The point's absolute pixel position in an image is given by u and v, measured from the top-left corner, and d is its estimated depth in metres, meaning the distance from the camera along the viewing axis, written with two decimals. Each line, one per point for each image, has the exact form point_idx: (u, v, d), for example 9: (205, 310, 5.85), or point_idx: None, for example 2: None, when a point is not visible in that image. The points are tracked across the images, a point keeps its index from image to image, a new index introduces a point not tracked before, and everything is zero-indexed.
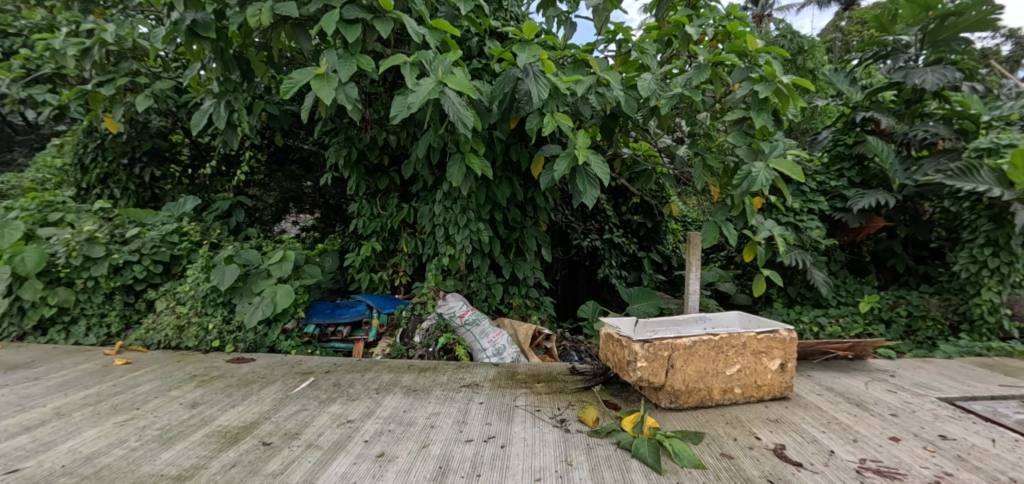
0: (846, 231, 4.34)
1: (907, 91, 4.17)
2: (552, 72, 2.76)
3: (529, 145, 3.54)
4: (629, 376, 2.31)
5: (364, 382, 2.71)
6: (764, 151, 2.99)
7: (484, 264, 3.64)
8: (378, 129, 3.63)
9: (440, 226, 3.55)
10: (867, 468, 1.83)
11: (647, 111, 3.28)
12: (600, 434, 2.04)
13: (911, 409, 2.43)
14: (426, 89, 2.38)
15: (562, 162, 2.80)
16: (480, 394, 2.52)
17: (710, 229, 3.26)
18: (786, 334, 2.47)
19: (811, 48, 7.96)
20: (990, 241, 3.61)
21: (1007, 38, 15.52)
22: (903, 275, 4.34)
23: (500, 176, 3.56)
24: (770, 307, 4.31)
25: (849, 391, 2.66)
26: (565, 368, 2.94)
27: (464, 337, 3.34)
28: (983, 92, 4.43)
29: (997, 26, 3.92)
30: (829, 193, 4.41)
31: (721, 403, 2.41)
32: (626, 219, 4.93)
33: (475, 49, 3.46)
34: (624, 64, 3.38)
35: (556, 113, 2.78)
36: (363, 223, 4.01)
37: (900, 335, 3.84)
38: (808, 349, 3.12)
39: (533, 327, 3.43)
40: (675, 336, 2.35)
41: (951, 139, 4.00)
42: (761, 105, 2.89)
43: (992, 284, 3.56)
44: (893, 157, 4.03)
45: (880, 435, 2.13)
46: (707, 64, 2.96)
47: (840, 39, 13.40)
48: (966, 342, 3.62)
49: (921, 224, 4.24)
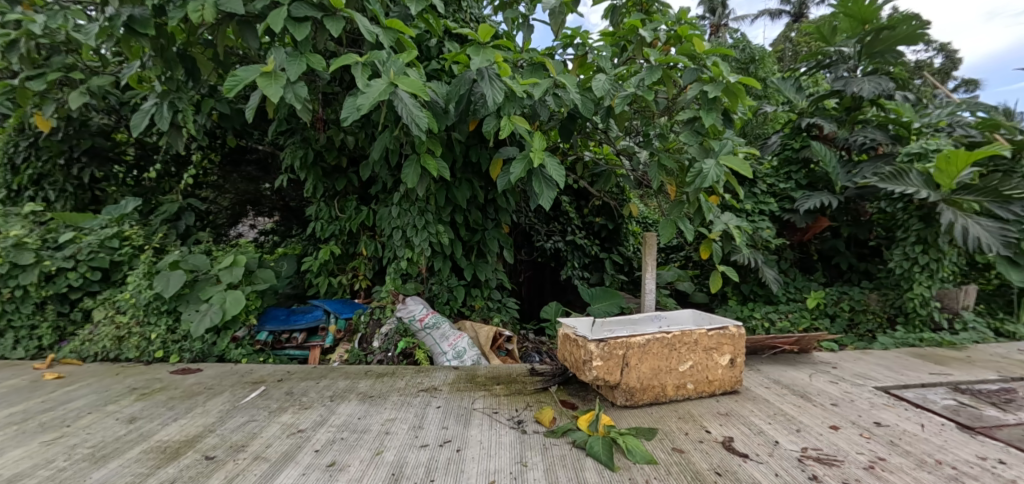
0: (793, 231, 4.55)
1: (847, 99, 4.40)
2: (508, 74, 2.74)
3: (489, 146, 3.52)
4: (585, 376, 2.34)
5: (318, 390, 2.63)
6: (715, 149, 3.09)
7: (445, 267, 3.61)
8: (336, 129, 3.56)
9: (399, 229, 3.47)
10: (808, 457, 1.92)
11: (603, 112, 3.31)
12: (557, 434, 2.05)
13: (850, 399, 2.57)
14: (378, 90, 2.33)
15: (518, 165, 2.82)
16: (437, 398, 2.49)
17: (667, 226, 3.30)
18: (735, 329, 2.55)
19: (762, 58, 8.34)
20: (920, 239, 3.87)
21: (937, 53, 16.64)
22: (847, 272, 4.59)
23: (460, 177, 3.53)
24: (725, 304, 4.48)
25: (795, 384, 2.78)
26: (525, 369, 2.96)
27: (424, 341, 3.30)
28: (914, 101, 4.74)
29: (926, 40, 4.21)
30: (779, 195, 4.63)
31: (674, 399, 2.47)
32: (588, 220, 4.99)
33: (434, 50, 3.45)
34: (580, 67, 3.42)
35: (512, 116, 2.80)
36: (320, 226, 3.90)
37: (844, 329, 4.06)
38: (757, 344, 3.25)
39: (494, 329, 3.42)
40: (629, 335, 2.40)
41: (888, 145, 4.26)
42: (710, 105, 2.97)
43: (923, 280, 3.80)
44: (835, 161, 4.25)
45: (821, 424, 2.24)
46: (658, 65, 3.04)
47: (791, 50, 14.15)
48: (902, 334, 3.84)
49: (862, 224, 4.47)
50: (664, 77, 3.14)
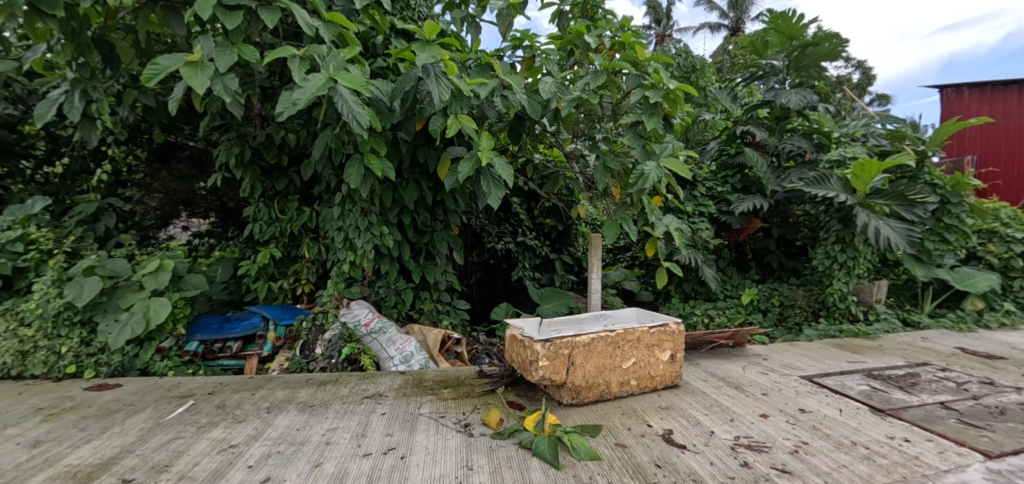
0: (730, 232, 4.82)
1: (777, 109, 4.69)
2: (455, 73, 2.72)
3: (437, 146, 3.48)
4: (532, 376, 2.36)
5: (253, 401, 2.50)
6: (656, 152, 3.20)
7: (392, 270, 3.53)
8: (275, 126, 3.41)
9: (342, 231, 3.36)
10: (740, 445, 2.03)
11: (550, 114, 3.35)
12: (503, 436, 2.06)
13: (779, 388, 2.73)
14: (316, 85, 2.25)
15: (466, 164, 2.80)
16: (383, 405, 2.44)
17: (612, 227, 3.39)
18: (675, 326, 2.65)
19: (702, 68, 8.76)
20: (839, 238, 4.20)
21: (855, 69, 18.10)
22: (778, 269, 4.90)
23: (407, 177, 3.47)
24: (669, 302, 4.66)
25: (730, 376, 2.93)
26: (474, 372, 2.94)
27: (369, 346, 3.21)
28: (835, 112, 5.13)
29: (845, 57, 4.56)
30: (716, 198, 4.86)
31: (618, 395, 2.54)
32: (538, 221, 5.05)
33: (380, 47, 3.35)
34: (528, 69, 3.43)
35: (459, 115, 2.77)
36: (259, 228, 3.70)
37: (774, 322, 4.33)
38: (696, 340, 3.40)
39: (443, 332, 3.38)
40: (574, 334, 2.44)
41: (812, 152, 4.59)
42: (651, 110, 3.08)
43: (842, 276, 4.13)
44: (766, 167, 4.53)
45: (752, 413, 2.37)
46: (603, 70, 3.11)
47: (729, 61, 14.97)
48: (824, 326, 4.14)
49: (790, 225, 4.78)
50: (609, 82, 3.22)
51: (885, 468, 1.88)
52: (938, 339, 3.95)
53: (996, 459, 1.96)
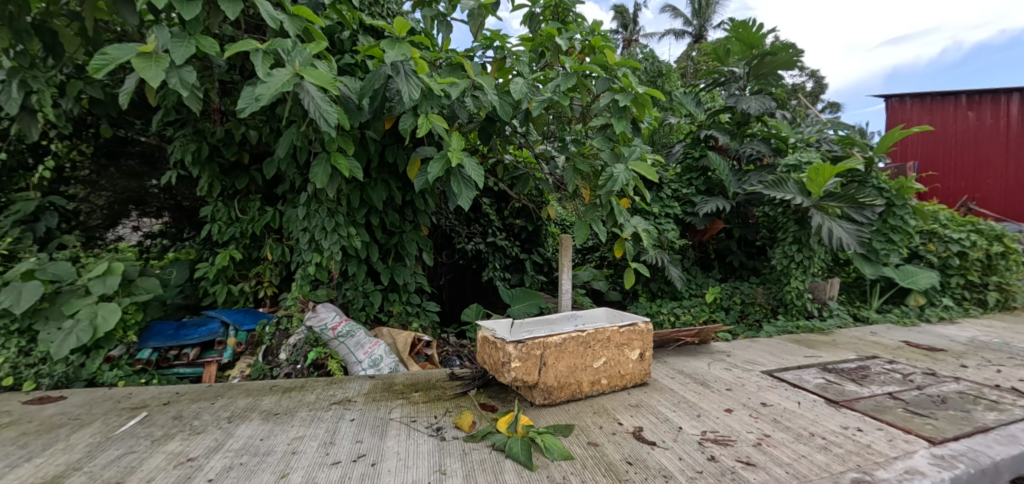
0: (695, 232, 4.97)
1: (738, 114, 4.84)
2: (425, 72, 2.69)
3: (406, 146, 3.43)
4: (504, 378, 2.35)
5: (213, 411, 2.40)
6: (625, 155, 3.26)
7: (360, 271, 3.46)
8: (235, 122, 3.28)
9: (307, 232, 3.26)
10: (707, 439, 2.09)
11: (521, 115, 3.36)
12: (476, 438, 2.04)
13: (742, 383, 2.83)
14: (280, 80, 2.18)
15: (436, 164, 2.77)
16: (351, 411, 2.38)
17: (582, 228, 3.42)
18: (643, 325, 2.70)
19: (668, 73, 8.99)
20: (796, 239, 4.39)
21: (809, 77, 18.95)
22: (739, 269, 5.08)
23: (375, 177, 3.40)
24: (636, 301, 4.75)
25: (696, 373, 3.01)
26: (445, 374, 2.91)
27: (337, 350, 3.13)
28: (792, 118, 5.36)
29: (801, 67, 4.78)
30: (681, 199, 4.99)
31: (589, 394, 2.57)
32: (508, 222, 5.04)
33: (347, 43, 3.24)
34: (498, 70, 3.42)
35: (430, 114, 2.73)
36: (217, 229, 3.54)
37: (736, 319, 4.48)
38: (664, 338, 3.48)
39: (413, 334, 3.33)
40: (546, 335, 2.45)
41: (771, 156, 4.76)
42: (620, 114, 3.13)
43: (798, 274, 4.31)
44: (728, 170, 4.67)
45: (718, 408, 2.44)
46: (573, 73, 3.14)
47: (692, 67, 15.43)
48: (783, 323, 4.32)
49: (750, 226, 4.95)
50: (579, 85, 3.25)
51: (840, 457, 1.97)
52: (886, 333, 4.17)
53: (939, 445, 2.08)
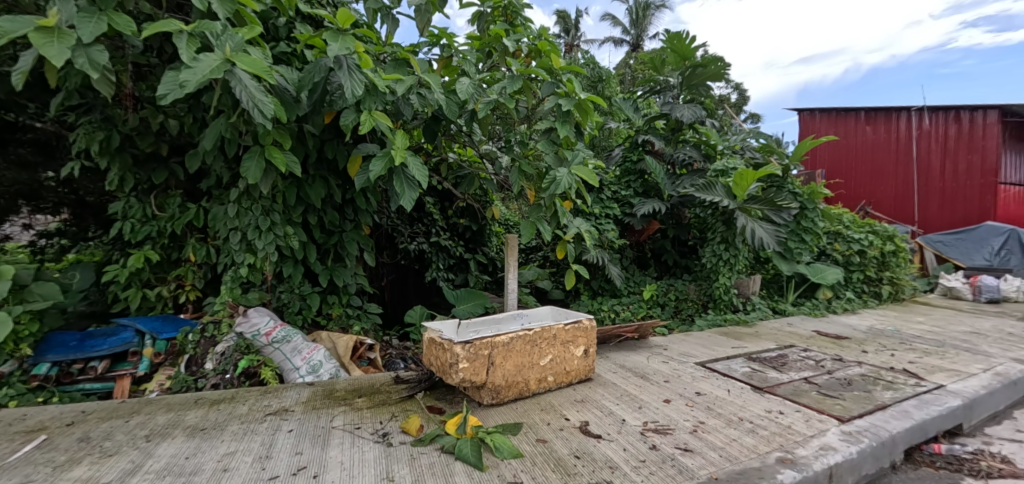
0: (632, 232, 5.17)
1: (672, 121, 5.10)
2: (369, 66, 2.59)
3: (347, 142, 3.30)
4: (452, 379, 2.32)
5: (128, 430, 2.18)
6: (568, 159, 3.32)
7: (295, 273, 3.28)
8: (152, 110, 2.99)
9: (237, 231, 3.05)
10: (648, 430, 2.17)
11: (467, 115, 3.33)
12: (424, 442, 2.00)
13: (678, 375, 2.96)
14: (208, 66, 2.01)
15: (379, 162, 2.68)
16: (289, 421, 2.25)
17: (527, 228, 3.43)
18: (588, 322, 2.77)
19: (607, 78, 9.27)
20: (723, 239, 4.67)
21: (734, 89, 20.26)
22: (673, 267, 5.37)
23: (313, 174, 3.24)
24: (578, 299, 4.85)
25: (636, 366, 3.12)
26: (389, 378, 2.83)
27: (271, 357, 2.95)
28: (720, 126, 5.71)
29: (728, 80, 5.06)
30: (621, 201, 5.15)
31: (537, 392, 2.59)
32: (452, 221, 4.98)
33: (282, 31, 3.08)
34: (445, 68, 3.37)
35: (373, 110, 2.64)
36: (130, 228, 3.22)
37: (671, 314, 4.70)
38: (605, 334, 3.58)
39: (354, 338, 3.20)
40: (494, 335, 2.45)
41: (701, 162, 5.05)
42: (564, 118, 3.19)
43: (725, 272, 4.60)
44: (663, 174, 4.90)
45: (657, 399, 2.54)
46: (519, 76, 3.16)
47: (630, 74, 16.04)
48: (712, 316, 4.58)
49: (683, 227, 5.22)
50: (524, 88, 3.27)
51: (766, 438, 2.11)
52: (801, 324, 4.54)
53: (847, 422, 2.29)
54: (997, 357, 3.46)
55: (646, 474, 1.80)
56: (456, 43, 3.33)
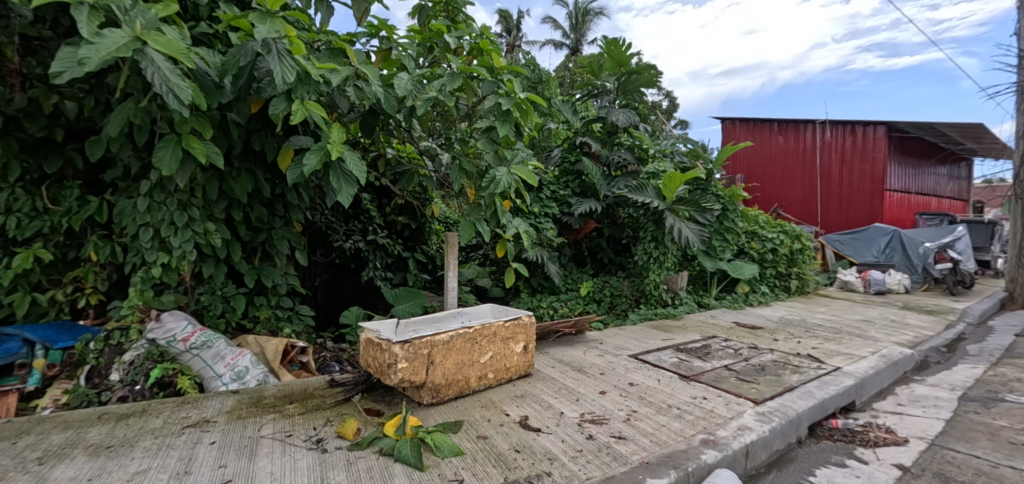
0: (570, 231, 5.31)
1: (608, 125, 5.29)
2: (302, 54, 2.47)
3: (277, 134, 3.12)
4: (390, 380, 2.27)
5: (15, 453, 1.93)
6: (507, 158, 3.34)
7: (217, 273, 3.06)
8: (43, 90, 2.66)
9: (150, 228, 2.80)
10: (585, 421, 2.23)
11: (405, 111, 3.26)
12: (362, 446, 1.94)
13: (613, 367, 3.08)
14: (115, 43, 1.84)
15: (312, 156, 2.56)
16: (211, 432, 2.10)
17: (467, 227, 3.40)
18: (527, 319, 2.80)
19: (547, 80, 9.42)
20: (654, 237, 4.91)
21: (665, 96, 21.33)
22: (608, 264, 5.56)
23: (238, 166, 3.04)
24: (518, 296, 4.91)
25: (573, 361, 3.20)
26: (323, 382, 2.71)
27: (190, 365, 2.74)
28: (653, 131, 5.99)
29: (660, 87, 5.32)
30: (559, 200, 5.26)
31: (477, 389, 2.59)
32: (390, 219, 4.86)
33: (203, 11, 2.85)
34: (383, 61, 3.27)
35: (306, 101, 2.51)
36: (15, 222, 2.84)
37: (607, 310, 4.88)
38: (543, 330, 3.68)
39: (285, 341, 3.01)
40: (433, 333, 2.42)
41: (634, 164, 5.27)
42: (504, 117, 3.21)
43: (655, 269, 4.84)
44: (599, 175, 5.07)
45: (593, 391, 2.63)
46: (459, 73, 3.14)
47: (569, 77, 16.46)
48: (644, 311, 4.80)
49: (618, 226, 5.44)
50: (465, 85, 3.25)
51: (692, 422, 2.25)
52: (723, 317, 4.87)
53: (762, 404, 2.49)
54: (882, 341, 3.91)
55: (583, 463, 1.86)
56: (395, 36, 3.25)
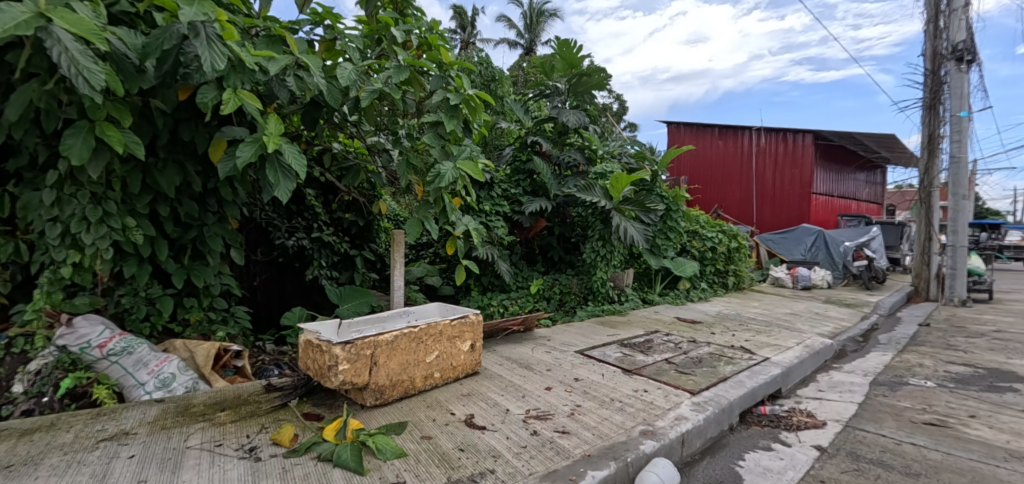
0: (521, 229, 5.35)
1: (559, 125, 5.35)
2: (234, 40, 2.33)
3: (208, 124, 2.93)
4: (330, 382, 2.19)
5: None
6: (454, 154, 3.30)
7: (141, 273, 2.85)
8: None
9: (60, 224, 2.55)
10: (530, 417, 2.25)
11: (350, 103, 3.15)
12: (298, 453, 1.86)
13: (559, 363, 3.13)
14: (13, 19, 1.66)
15: (246, 148, 2.42)
16: (129, 445, 1.95)
17: (414, 224, 3.31)
18: (474, 317, 2.78)
19: (501, 78, 9.42)
20: (601, 236, 5.03)
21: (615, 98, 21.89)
22: (558, 262, 5.63)
23: (165, 158, 2.83)
24: (468, 295, 4.88)
25: (521, 358, 3.22)
26: (259, 386, 2.58)
27: (107, 373, 2.53)
28: (602, 132, 6.13)
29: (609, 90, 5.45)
30: (510, 198, 5.27)
31: (423, 389, 2.55)
32: (336, 216, 4.69)
33: None
34: (327, 51, 3.15)
35: (239, 89, 2.37)
36: None
37: (556, 307, 4.95)
38: (492, 328, 3.66)
39: (217, 345, 2.85)
40: (377, 333, 2.36)
41: (584, 164, 5.38)
42: (452, 113, 3.17)
43: (603, 266, 4.96)
44: (550, 174, 5.14)
45: (539, 387, 2.66)
46: (406, 66, 3.06)
47: (523, 76, 16.56)
48: (592, 307, 4.90)
49: (568, 224, 5.53)
50: (412, 79, 3.18)
51: (633, 414, 2.32)
52: (665, 312, 5.07)
53: (697, 394, 2.60)
54: (807, 333, 4.20)
55: (526, 459, 1.87)
56: (340, 25, 3.13)
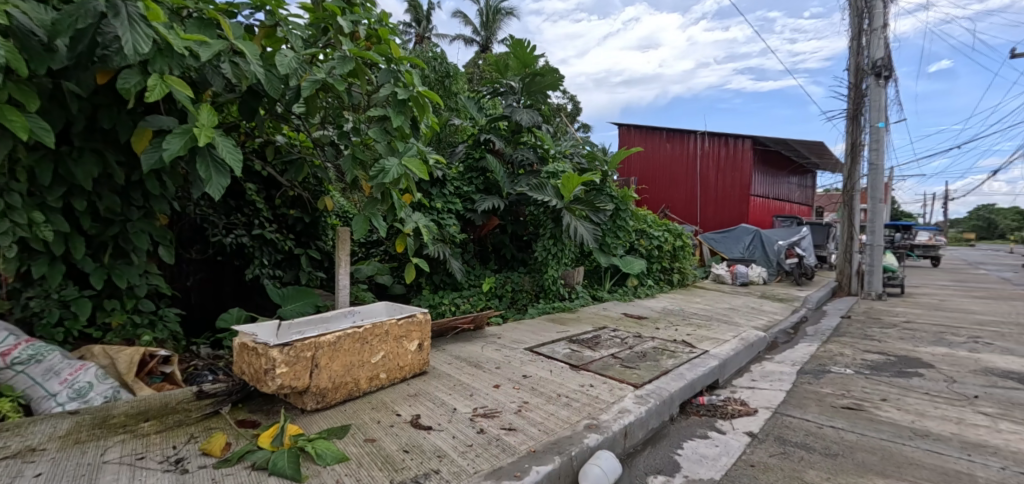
0: (473, 228, 5.32)
1: (512, 124, 5.32)
2: (160, 21, 2.16)
3: (132, 111, 2.71)
4: (267, 387, 2.09)
5: None
6: (400, 149, 3.22)
7: (52, 273, 2.60)
8: None
9: None
10: (477, 415, 2.24)
11: (291, 94, 2.97)
12: (231, 462, 1.76)
13: (509, 360, 3.14)
14: None
15: (174, 139, 2.26)
16: (35, 463, 1.77)
17: (360, 221, 3.17)
18: (422, 316, 2.74)
19: (456, 75, 9.33)
20: (552, 235, 5.09)
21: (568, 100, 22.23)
22: (511, 260, 5.64)
23: (81, 148, 2.60)
24: (419, 293, 4.81)
25: (470, 356, 3.20)
26: (190, 394, 2.43)
27: (10, 384, 2.28)
28: (555, 132, 6.19)
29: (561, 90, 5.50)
30: (463, 196, 5.23)
31: (368, 391, 2.48)
32: (279, 213, 4.47)
33: None
34: (266, 38, 2.99)
35: (166, 76, 2.20)
36: None
37: (508, 305, 4.97)
38: (441, 327, 3.59)
39: (142, 350, 2.65)
40: (318, 334, 2.27)
41: (537, 164, 5.42)
42: (399, 108, 3.10)
43: (554, 264, 5.02)
44: (503, 173, 5.14)
45: (488, 385, 2.65)
46: (351, 57, 2.95)
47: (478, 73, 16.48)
48: (543, 305, 4.95)
49: (520, 223, 5.55)
50: (357, 71, 3.07)
51: (578, 409, 2.36)
52: (613, 308, 5.20)
53: (640, 387, 2.69)
54: (743, 326, 4.43)
55: (471, 458, 1.86)
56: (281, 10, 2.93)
